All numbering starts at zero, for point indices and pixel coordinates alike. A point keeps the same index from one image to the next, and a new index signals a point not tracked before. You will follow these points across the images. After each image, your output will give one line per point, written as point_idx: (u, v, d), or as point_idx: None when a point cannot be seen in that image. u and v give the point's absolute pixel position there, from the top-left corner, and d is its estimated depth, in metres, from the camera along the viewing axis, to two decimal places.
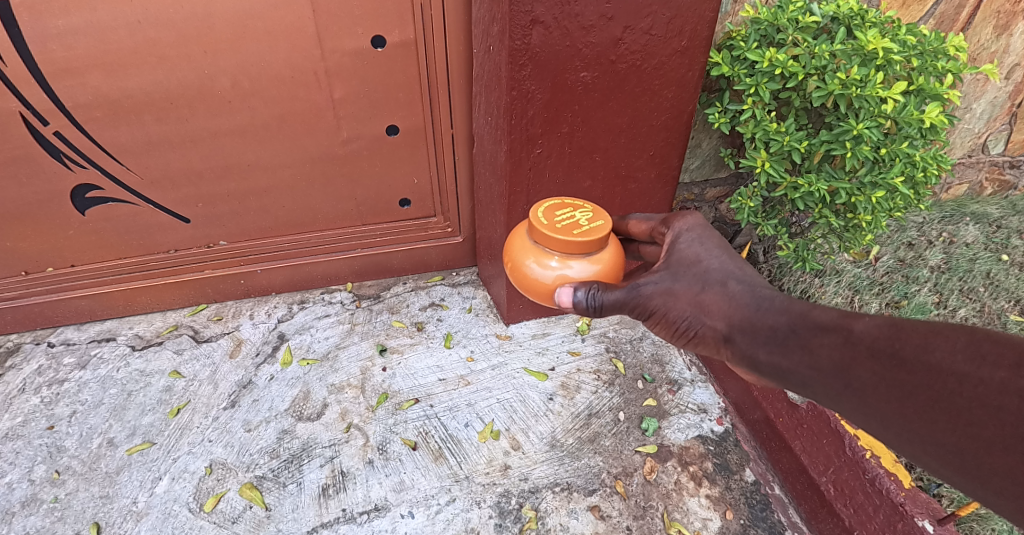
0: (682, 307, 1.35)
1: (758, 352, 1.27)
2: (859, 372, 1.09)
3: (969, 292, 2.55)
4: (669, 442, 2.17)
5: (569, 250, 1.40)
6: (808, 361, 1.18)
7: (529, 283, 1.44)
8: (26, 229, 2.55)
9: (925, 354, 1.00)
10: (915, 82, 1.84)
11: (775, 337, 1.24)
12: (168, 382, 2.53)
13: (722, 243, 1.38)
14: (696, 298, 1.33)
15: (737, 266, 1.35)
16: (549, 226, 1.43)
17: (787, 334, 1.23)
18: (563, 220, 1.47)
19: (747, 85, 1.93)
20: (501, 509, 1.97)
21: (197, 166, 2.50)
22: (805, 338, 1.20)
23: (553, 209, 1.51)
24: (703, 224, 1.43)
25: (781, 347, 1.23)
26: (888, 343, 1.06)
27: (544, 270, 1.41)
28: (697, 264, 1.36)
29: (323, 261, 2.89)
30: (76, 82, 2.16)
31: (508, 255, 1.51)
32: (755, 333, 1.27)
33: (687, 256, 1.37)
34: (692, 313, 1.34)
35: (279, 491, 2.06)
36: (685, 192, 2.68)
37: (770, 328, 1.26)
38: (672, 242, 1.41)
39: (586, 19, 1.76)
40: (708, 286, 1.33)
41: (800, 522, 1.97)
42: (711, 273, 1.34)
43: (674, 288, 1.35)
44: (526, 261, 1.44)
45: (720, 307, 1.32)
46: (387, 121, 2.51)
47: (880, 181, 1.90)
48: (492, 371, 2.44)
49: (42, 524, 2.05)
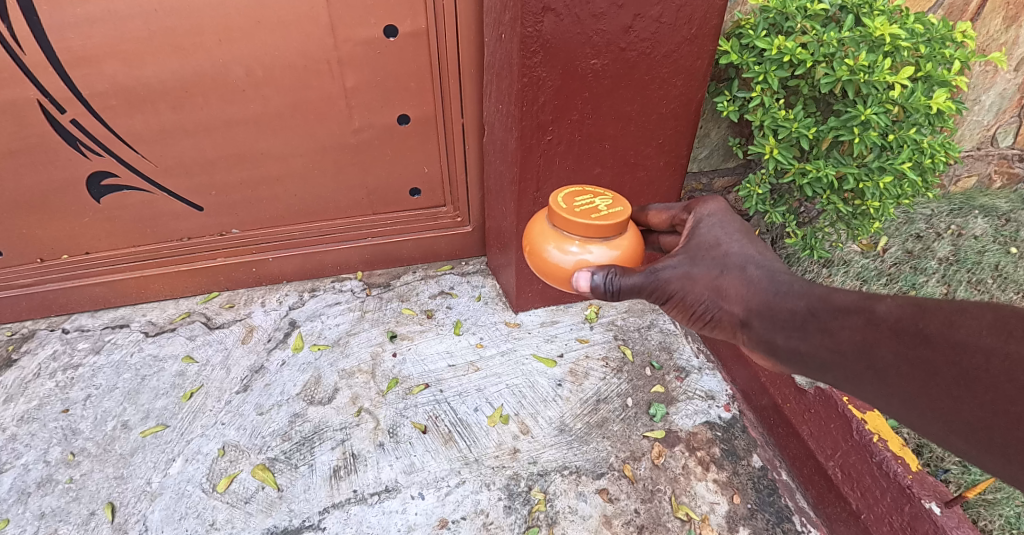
0: (701, 291, 1.35)
1: (776, 336, 1.29)
2: (882, 352, 1.10)
3: (977, 283, 2.56)
4: (677, 427, 2.19)
5: (589, 234, 1.42)
6: (829, 342, 1.19)
7: (549, 268, 1.45)
8: (41, 216, 2.60)
9: (949, 330, 1.00)
10: (923, 69, 1.85)
11: (793, 320, 1.26)
12: (181, 367, 2.56)
13: (743, 229, 1.40)
14: (715, 282, 1.34)
15: (757, 251, 1.37)
16: (568, 210, 1.45)
17: (806, 317, 1.24)
18: (582, 205, 1.48)
19: (756, 72, 1.95)
20: (510, 491, 2.00)
21: (210, 155, 2.53)
22: (825, 321, 1.21)
23: (572, 196, 1.53)
24: (723, 210, 1.45)
25: (800, 331, 1.24)
26: (911, 322, 1.07)
27: (564, 255, 1.43)
28: (717, 248, 1.37)
29: (333, 249, 2.92)
30: (93, 70, 2.19)
31: (529, 242, 1.53)
32: (774, 317, 1.29)
33: (707, 241, 1.39)
34: (711, 297, 1.35)
35: (291, 472, 2.09)
36: (693, 181, 2.70)
37: (789, 312, 1.27)
38: (694, 226, 1.44)
39: (597, 7, 1.79)
40: (728, 270, 1.34)
41: (807, 507, 1.99)
42: (731, 257, 1.35)
43: (693, 272, 1.35)
44: (546, 246, 1.46)
45: (739, 292, 1.33)
46: (398, 110, 2.54)
47: (888, 167, 1.91)
48: (501, 357, 2.47)
49: (57, 503, 2.09)
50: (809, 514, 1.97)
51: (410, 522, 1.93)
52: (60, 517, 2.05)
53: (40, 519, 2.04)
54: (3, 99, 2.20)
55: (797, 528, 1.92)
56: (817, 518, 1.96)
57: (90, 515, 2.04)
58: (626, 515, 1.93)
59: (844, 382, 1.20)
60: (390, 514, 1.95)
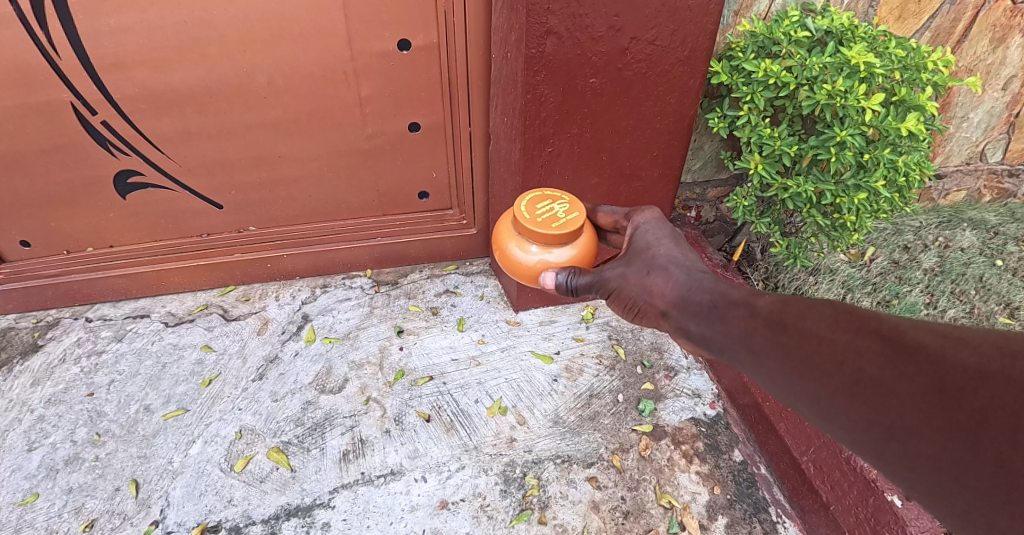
0: (631, 289, 1.42)
1: (689, 324, 1.32)
2: (756, 337, 1.18)
3: (960, 294, 2.70)
4: (664, 422, 2.34)
5: (549, 241, 1.56)
6: (723, 329, 1.24)
7: (513, 266, 1.61)
8: (71, 210, 2.76)
9: (801, 321, 1.12)
10: (898, 94, 2.00)
11: (701, 310, 1.30)
12: (200, 355, 2.72)
13: (673, 234, 1.48)
14: (643, 281, 1.40)
15: (682, 252, 1.43)
16: (531, 219, 1.58)
17: (710, 308, 1.29)
18: (544, 212, 1.62)
19: (745, 93, 2.10)
20: (506, 477, 2.15)
21: (231, 156, 2.68)
22: (721, 311, 1.27)
23: (535, 202, 1.67)
24: (657, 218, 1.53)
25: (707, 320, 1.28)
26: (778, 314, 1.17)
27: (527, 256, 1.58)
28: (647, 251, 1.45)
29: (344, 248, 3.08)
30: (124, 76, 2.34)
31: (495, 242, 1.69)
32: (687, 307, 1.33)
33: (639, 245, 1.47)
34: (639, 294, 1.41)
35: (303, 454, 2.25)
36: (687, 191, 2.86)
37: (699, 304, 1.31)
38: (632, 232, 1.53)
39: (596, 30, 1.93)
40: (654, 269, 1.41)
41: (783, 499, 2.14)
42: (658, 259, 1.42)
43: (626, 273, 1.43)
44: (509, 247, 1.61)
45: (662, 288, 1.37)
46: (409, 118, 2.69)
47: (863, 184, 2.06)
48: (502, 353, 2.62)
49: (85, 479, 2.25)
50: (785, 506, 2.11)
51: (413, 502, 2.09)
52: (88, 491, 2.21)
53: (68, 493, 2.21)
54: (40, 100, 2.36)
55: (772, 518, 2.07)
56: (792, 510, 2.10)
57: (116, 490, 2.21)
58: (613, 501, 2.09)
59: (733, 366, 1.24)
60: (395, 494, 2.11)
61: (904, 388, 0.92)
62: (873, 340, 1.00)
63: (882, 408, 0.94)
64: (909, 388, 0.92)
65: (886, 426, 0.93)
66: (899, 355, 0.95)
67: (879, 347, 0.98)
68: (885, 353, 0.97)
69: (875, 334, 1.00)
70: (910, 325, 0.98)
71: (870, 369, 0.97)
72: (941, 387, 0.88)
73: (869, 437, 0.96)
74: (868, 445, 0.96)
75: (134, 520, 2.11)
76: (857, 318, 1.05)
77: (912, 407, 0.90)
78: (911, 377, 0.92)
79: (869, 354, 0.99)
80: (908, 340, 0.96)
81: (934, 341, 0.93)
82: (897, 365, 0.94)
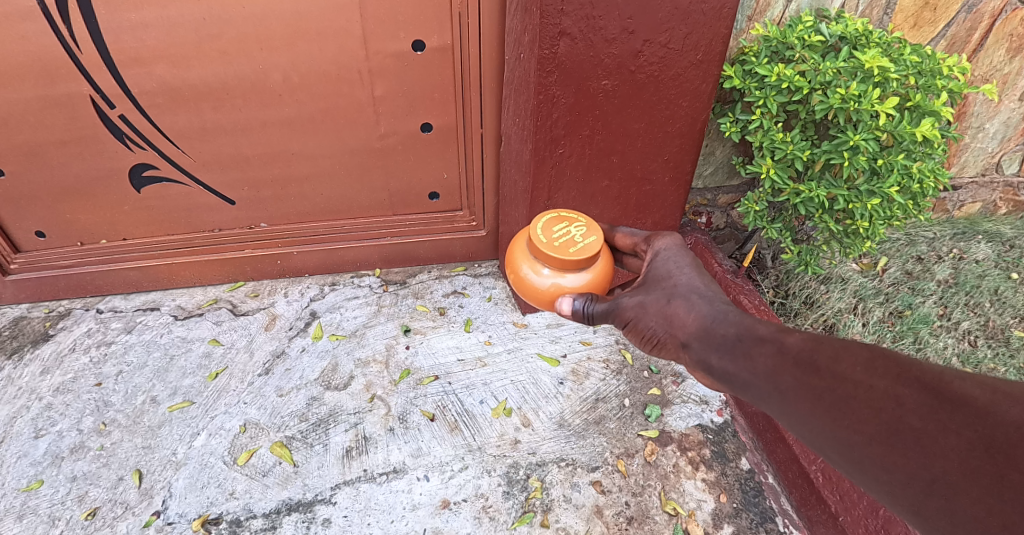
0: (650, 317, 1.38)
1: (711, 357, 1.24)
2: (784, 377, 1.09)
3: (974, 306, 2.67)
4: (670, 428, 2.31)
5: (564, 264, 1.57)
6: (748, 366, 1.16)
7: (526, 288, 1.63)
8: (86, 202, 2.80)
9: (835, 363, 1.03)
10: (913, 99, 1.98)
11: (725, 343, 1.22)
12: (207, 348, 2.73)
13: (696, 264, 1.44)
14: (663, 308, 1.36)
15: (705, 282, 1.39)
16: (548, 242, 1.60)
17: (735, 341, 1.21)
18: (561, 235, 1.63)
19: (757, 97, 2.09)
20: (509, 478, 2.13)
21: (245, 152, 2.71)
22: (748, 346, 1.19)
23: (552, 223, 1.68)
24: (678, 245, 1.51)
25: (731, 354, 1.21)
26: (809, 353, 1.08)
27: (542, 278, 1.60)
28: (668, 279, 1.42)
29: (354, 247, 3.09)
30: (143, 70, 2.38)
31: (509, 262, 1.71)
32: (709, 339, 1.26)
33: (660, 273, 1.44)
34: (658, 323, 1.36)
35: (307, 450, 2.25)
36: (697, 197, 2.84)
37: (722, 336, 1.24)
38: (652, 258, 1.52)
39: (610, 33, 1.93)
40: (674, 297, 1.37)
41: (791, 509, 2.10)
42: (679, 287, 1.38)
43: (645, 300, 1.40)
44: (523, 268, 1.64)
45: (682, 317, 1.33)
46: (422, 118, 2.71)
47: (877, 190, 2.03)
48: (508, 354, 2.61)
49: (89, 468, 2.26)
50: (792, 517, 2.08)
51: (415, 501, 2.07)
52: (91, 480, 2.22)
53: (72, 481, 2.22)
54: (61, 93, 2.40)
55: (779, 528, 2.04)
56: (799, 521, 2.07)
57: (119, 479, 2.21)
58: (617, 506, 2.06)
59: (756, 404, 1.17)
60: (397, 492, 2.10)
61: (949, 441, 0.85)
62: (915, 389, 0.92)
63: (925, 461, 0.86)
64: (955, 442, 0.84)
65: (928, 480, 0.85)
66: (944, 406, 0.87)
67: (922, 397, 0.90)
68: (929, 404, 0.89)
69: (917, 383, 0.92)
70: (955, 375, 0.90)
71: (912, 418, 0.90)
72: (992, 444, 0.81)
73: (906, 491, 0.88)
74: (904, 497, 0.88)
75: (136, 510, 2.11)
76: (896, 363, 0.96)
77: (958, 462, 0.83)
78: (956, 429, 0.85)
79: (910, 403, 0.91)
80: (952, 392, 0.88)
81: (983, 394, 0.85)
82: (943, 417, 0.87)
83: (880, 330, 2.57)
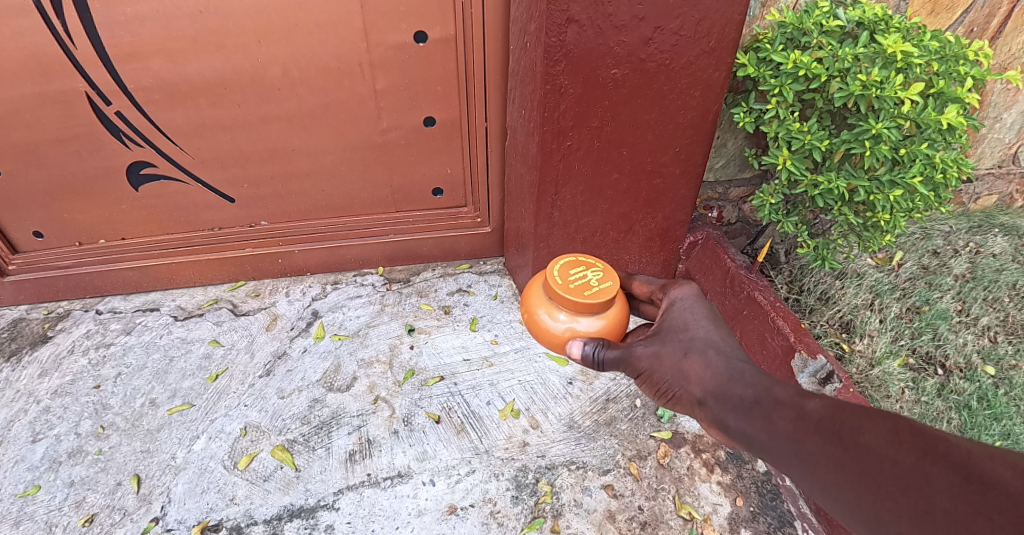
0: (666, 370, 1.32)
1: (727, 418, 1.18)
2: (803, 445, 1.03)
3: (993, 301, 2.59)
4: (684, 429, 2.24)
5: (579, 308, 1.51)
6: (767, 428, 1.10)
7: (540, 332, 1.55)
8: (83, 201, 2.74)
9: (857, 433, 0.96)
10: (936, 86, 1.88)
11: (742, 404, 1.16)
12: (207, 350, 2.67)
13: (713, 314, 1.37)
14: (679, 363, 1.30)
15: (723, 336, 1.32)
16: (563, 285, 1.54)
17: (752, 404, 1.15)
18: (577, 278, 1.57)
19: (772, 85, 2.01)
20: (518, 482, 2.06)
21: (244, 149, 2.64)
22: (766, 408, 1.13)
23: (570, 265, 1.62)
24: (696, 295, 1.43)
25: (747, 416, 1.15)
26: (829, 421, 1.02)
27: (555, 323, 1.52)
28: (684, 331, 1.35)
29: (355, 245, 3.02)
30: (139, 65, 2.32)
31: (523, 304, 1.64)
32: (725, 399, 1.20)
33: (676, 324, 1.38)
34: (673, 377, 1.30)
35: (309, 454, 2.18)
36: (709, 190, 2.74)
37: (739, 397, 1.18)
38: (668, 307, 1.45)
39: (619, 19, 1.85)
40: (691, 351, 1.30)
41: (810, 513, 2.01)
42: (696, 341, 1.32)
43: (660, 352, 1.34)
44: (537, 312, 1.57)
45: (699, 374, 1.26)
46: (425, 112, 2.64)
47: (899, 181, 1.95)
48: (516, 354, 2.54)
49: (87, 473, 2.20)
50: (811, 520, 1.99)
51: (420, 506, 2.00)
52: (89, 485, 2.16)
53: (70, 486, 2.16)
54: (55, 90, 2.34)
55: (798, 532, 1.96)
56: (818, 525, 1.98)
57: (117, 484, 2.15)
58: (630, 511, 1.99)
59: (774, 468, 1.09)
60: (402, 497, 2.03)
61: (980, 528, 0.75)
62: (943, 467, 0.83)
63: None
64: (986, 527, 0.75)
65: None
66: (975, 489, 0.78)
67: (950, 476, 0.82)
68: (958, 484, 0.80)
69: (946, 460, 0.84)
70: (986, 453, 0.81)
71: (941, 499, 0.81)
72: None
73: None
74: None
75: (134, 516, 2.05)
76: (925, 438, 0.88)
77: None
78: (988, 515, 0.75)
79: (940, 483, 0.82)
80: (983, 472, 0.79)
81: (1016, 478, 0.76)
82: (974, 501, 0.77)
83: (898, 326, 2.49)
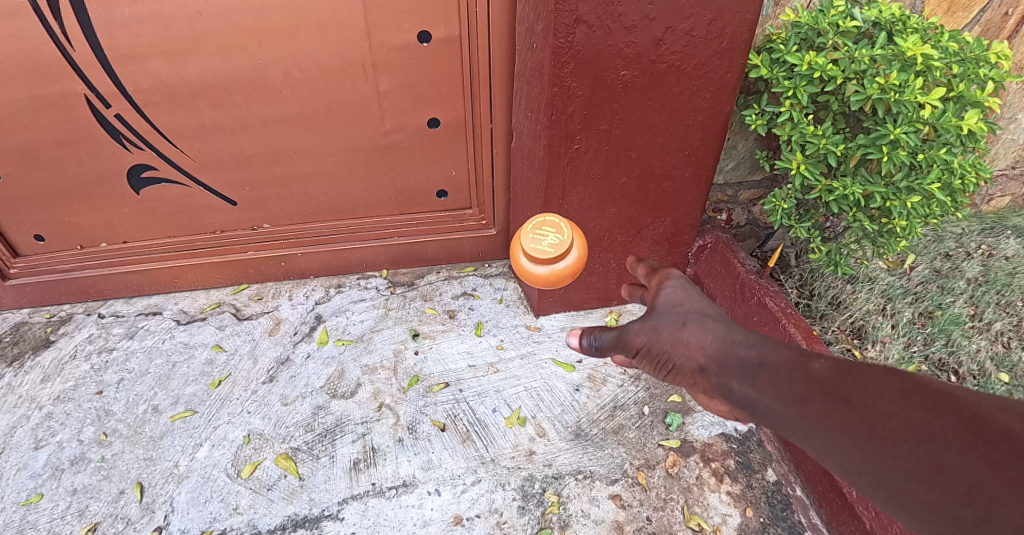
0: (664, 342, 1.28)
1: (731, 383, 1.14)
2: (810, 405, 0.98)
3: (1007, 306, 2.54)
4: (693, 437, 2.20)
5: (552, 259, 1.70)
6: (770, 394, 1.05)
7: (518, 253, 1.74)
8: (84, 204, 2.71)
9: (863, 391, 0.92)
10: (955, 89, 1.82)
11: (745, 367, 1.12)
12: (210, 355, 2.65)
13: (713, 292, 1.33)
14: (678, 333, 1.27)
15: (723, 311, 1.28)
16: (551, 232, 1.73)
17: (757, 365, 1.10)
18: (564, 234, 1.73)
19: (786, 87, 1.95)
20: (525, 492, 2.03)
21: (245, 152, 2.61)
22: (774, 370, 1.08)
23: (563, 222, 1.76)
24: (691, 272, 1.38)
25: (753, 379, 1.09)
26: (835, 380, 0.97)
27: (532, 256, 1.70)
28: (679, 303, 1.32)
29: (359, 247, 2.98)
30: (138, 68, 2.28)
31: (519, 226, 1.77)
32: (728, 364, 1.15)
33: (672, 297, 1.34)
34: (671, 347, 1.26)
35: (312, 462, 2.16)
36: (718, 192, 2.69)
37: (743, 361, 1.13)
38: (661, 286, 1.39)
39: (629, 19, 1.80)
40: (690, 320, 1.27)
41: (821, 524, 2.00)
42: (693, 310, 1.28)
43: (659, 325, 1.31)
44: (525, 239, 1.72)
45: (700, 340, 1.23)
46: (428, 114, 2.59)
47: (917, 187, 1.88)
48: (522, 360, 2.50)
49: (90, 481, 2.18)
50: (822, 532, 1.98)
51: (426, 517, 1.98)
52: (92, 493, 2.14)
53: (72, 495, 2.14)
54: (54, 93, 2.30)
55: None
56: None
57: (120, 493, 2.14)
58: (638, 522, 1.96)
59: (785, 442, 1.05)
60: (406, 508, 2.00)
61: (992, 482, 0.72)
62: (951, 421, 0.79)
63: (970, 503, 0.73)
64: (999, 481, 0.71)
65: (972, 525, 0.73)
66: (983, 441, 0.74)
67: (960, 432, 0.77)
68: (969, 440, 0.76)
69: (954, 415, 0.79)
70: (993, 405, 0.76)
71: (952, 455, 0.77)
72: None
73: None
74: None
75: (137, 526, 2.03)
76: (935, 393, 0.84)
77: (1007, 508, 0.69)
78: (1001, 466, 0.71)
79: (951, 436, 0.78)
80: (993, 426, 0.75)
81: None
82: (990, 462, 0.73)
83: (910, 332, 2.46)
